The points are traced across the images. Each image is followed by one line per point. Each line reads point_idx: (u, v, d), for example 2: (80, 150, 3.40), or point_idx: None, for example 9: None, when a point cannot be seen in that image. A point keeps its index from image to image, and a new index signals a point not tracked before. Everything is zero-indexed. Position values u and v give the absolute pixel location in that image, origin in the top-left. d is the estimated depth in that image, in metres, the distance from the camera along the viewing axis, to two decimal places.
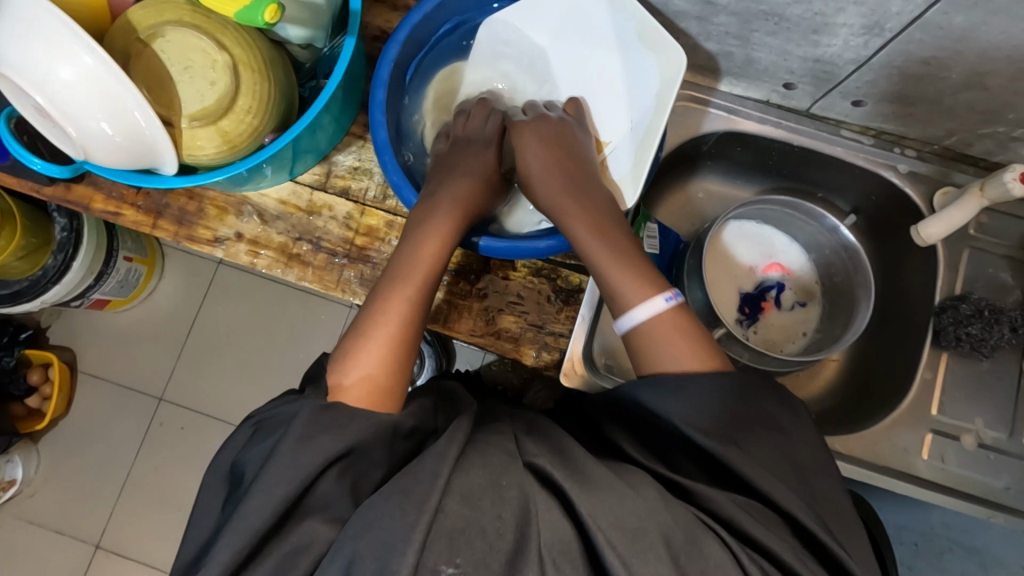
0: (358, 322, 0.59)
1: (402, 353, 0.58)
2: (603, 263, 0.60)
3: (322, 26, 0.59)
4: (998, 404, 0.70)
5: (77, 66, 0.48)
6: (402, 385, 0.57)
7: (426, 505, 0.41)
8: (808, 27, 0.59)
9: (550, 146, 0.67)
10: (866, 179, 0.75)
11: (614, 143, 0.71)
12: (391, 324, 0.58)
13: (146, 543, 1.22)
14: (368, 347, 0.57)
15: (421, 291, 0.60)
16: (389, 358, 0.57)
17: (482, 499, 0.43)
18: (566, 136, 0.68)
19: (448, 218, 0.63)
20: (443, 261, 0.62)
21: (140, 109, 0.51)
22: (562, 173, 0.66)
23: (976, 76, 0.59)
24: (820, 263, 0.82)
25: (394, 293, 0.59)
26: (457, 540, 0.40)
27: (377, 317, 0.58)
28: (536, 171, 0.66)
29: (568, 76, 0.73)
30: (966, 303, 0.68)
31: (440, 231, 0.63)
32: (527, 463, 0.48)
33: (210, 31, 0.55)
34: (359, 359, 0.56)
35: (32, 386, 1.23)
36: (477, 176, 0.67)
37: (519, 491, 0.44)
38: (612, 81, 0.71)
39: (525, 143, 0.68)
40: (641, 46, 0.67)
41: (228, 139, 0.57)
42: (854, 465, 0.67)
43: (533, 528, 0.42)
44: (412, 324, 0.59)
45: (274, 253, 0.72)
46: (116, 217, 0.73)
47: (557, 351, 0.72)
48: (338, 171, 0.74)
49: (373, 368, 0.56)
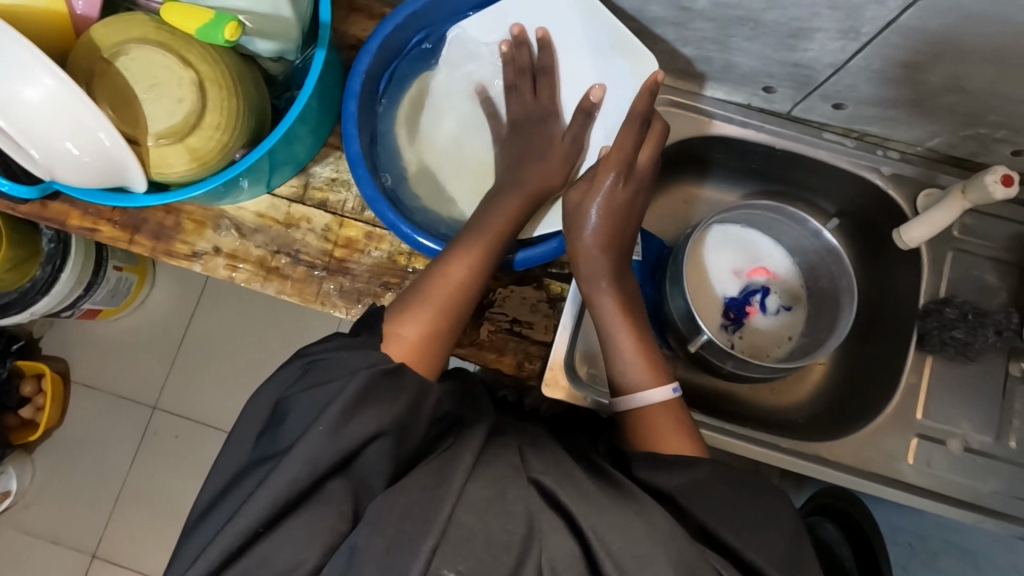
0: (421, 277, 0.61)
1: (452, 314, 0.59)
2: (622, 347, 0.61)
3: (292, 38, 0.58)
4: (984, 407, 0.69)
5: (38, 89, 0.48)
6: (446, 349, 0.58)
7: (437, 516, 0.42)
8: (784, 32, 0.58)
9: (613, 219, 0.64)
10: (850, 181, 0.75)
11: (587, 151, 0.71)
12: (451, 286, 0.59)
13: (141, 553, 1.22)
14: (426, 303, 0.58)
15: (484, 264, 0.61)
16: (446, 317, 0.58)
17: (489, 513, 0.43)
18: (631, 205, 0.65)
19: (519, 198, 0.65)
20: (512, 235, 0.64)
21: (105, 130, 0.51)
22: (618, 242, 0.64)
23: (956, 79, 0.58)
24: (804, 266, 0.81)
25: (461, 260, 0.60)
26: (463, 545, 0.41)
27: (440, 274, 0.60)
28: (598, 237, 0.63)
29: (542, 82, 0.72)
30: (950, 307, 0.68)
31: (511, 207, 0.64)
32: (532, 480, 0.48)
33: (174, 48, 0.54)
34: (413, 312, 0.57)
35: (25, 398, 1.22)
36: (555, 159, 0.68)
37: (524, 506, 0.44)
38: (580, 89, 0.71)
39: (591, 201, 0.64)
40: (614, 53, 0.67)
41: (196, 156, 0.56)
42: (837, 472, 0.67)
43: (536, 544, 0.42)
44: (473, 289, 0.60)
45: (252, 267, 0.71)
46: (92, 233, 0.73)
47: (540, 360, 0.71)
48: (315, 183, 0.73)
49: (423, 324, 0.57)
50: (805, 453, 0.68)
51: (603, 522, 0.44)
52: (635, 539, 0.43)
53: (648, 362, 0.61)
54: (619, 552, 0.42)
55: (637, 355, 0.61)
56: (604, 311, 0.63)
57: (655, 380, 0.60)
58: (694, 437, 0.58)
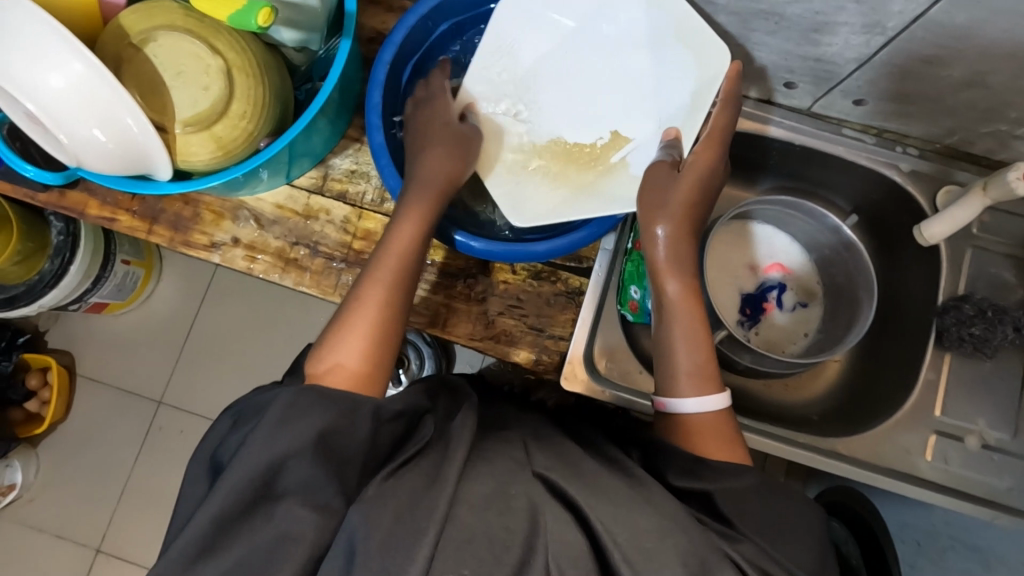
0: (343, 303, 0.58)
1: (386, 335, 0.56)
2: (682, 342, 0.60)
3: (316, 28, 0.59)
4: (1001, 404, 0.69)
5: (68, 74, 0.48)
6: (373, 374, 0.55)
7: (433, 516, 0.42)
8: (807, 26, 0.58)
9: (694, 201, 0.63)
10: (867, 178, 0.75)
11: (636, 141, 0.68)
12: (375, 309, 0.56)
13: (147, 547, 1.22)
14: (350, 329, 0.55)
15: (404, 281, 0.58)
16: (361, 341, 0.55)
17: (489, 510, 0.43)
18: (707, 188, 0.64)
19: (426, 202, 0.60)
20: (423, 243, 0.60)
21: (133, 116, 0.51)
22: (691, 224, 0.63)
23: (978, 74, 0.58)
24: (821, 262, 0.81)
25: (380, 280, 0.57)
26: (464, 550, 0.40)
27: (359, 300, 0.56)
28: (677, 212, 0.62)
29: (594, 64, 0.69)
30: (968, 304, 0.68)
31: (415, 212, 0.60)
32: (539, 475, 0.47)
33: (202, 35, 0.54)
34: (342, 340, 0.55)
35: (31, 391, 1.22)
36: (450, 145, 0.64)
37: (527, 502, 0.44)
38: (632, 77, 0.69)
39: (687, 175, 0.63)
40: (675, 42, 0.66)
41: (221, 144, 0.56)
42: (855, 468, 0.67)
43: (541, 540, 0.42)
44: (387, 305, 0.57)
45: (271, 258, 0.71)
46: (110, 223, 0.72)
47: (558, 354, 0.71)
48: (334, 175, 0.73)
49: (354, 350, 0.54)
50: (822, 449, 0.68)
51: (607, 514, 0.44)
52: (652, 532, 0.43)
53: (705, 359, 0.60)
54: (643, 547, 0.42)
55: (697, 349, 0.60)
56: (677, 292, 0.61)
57: (715, 389, 0.58)
58: (740, 445, 0.58)
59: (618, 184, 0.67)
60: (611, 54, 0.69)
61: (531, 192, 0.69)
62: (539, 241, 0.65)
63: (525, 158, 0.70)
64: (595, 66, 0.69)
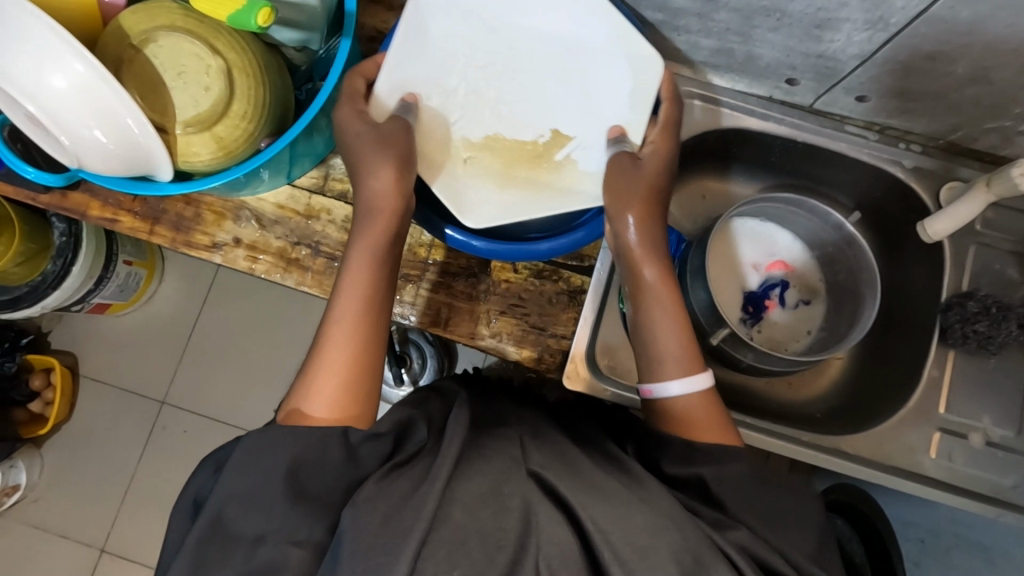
0: (313, 349, 0.55)
1: (369, 369, 0.54)
2: (665, 333, 0.60)
3: (315, 27, 0.59)
4: (1005, 401, 0.69)
5: (69, 74, 0.48)
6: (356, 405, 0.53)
7: (422, 513, 0.42)
8: (810, 22, 0.58)
9: (658, 186, 0.63)
10: (870, 175, 0.75)
11: (579, 139, 0.67)
12: (352, 348, 0.54)
13: (151, 547, 1.22)
14: (325, 374, 0.53)
15: (376, 311, 0.57)
16: (340, 375, 0.53)
17: (484, 508, 0.43)
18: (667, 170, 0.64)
19: (381, 227, 0.58)
20: (383, 268, 0.58)
21: (133, 117, 0.50)
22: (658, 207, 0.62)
23: (982, 70, 0.58)
24: (825, 259, 0.81)
25: (350, 315, 0.55)
26: (455, 552, 0.40)
27: (330, 340, 0.54)
28: (641, 199, 0.61)
29: (516, 57, 0.66)
30: (972, 300, 0.67)
31: (371, 240, 0.58)
32: (535, 475, 0.47)
33: (203, 36, 0.54)
34: (318, 387, 0.52)
35: (34, 392, 1.22)
36: (392, 159, 0.59)
37: (521, 502, 0.44)
38: (565, 77, 0.67)
39: (647, 162, 0.63)
40: (614, 49, 0.65)
41: (223, 145, 0.56)
42: (859, 467, 0.67)
43: (533, 541, 0.42)
44: (364, 339, 0.55)
45: (272, 258, 0.71)
46: (112, 223, 0.72)
47: (560, 353, 0.71)
48: (335, 174, 0.73)
49: (336, 393, 0.52)
50: (825, 447, 0.68)
51: (600, 512, 0.44)
52: (654, 531, 0.43)
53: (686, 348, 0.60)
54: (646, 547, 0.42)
55: (678, 338, 0.60)
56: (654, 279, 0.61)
57: (695, 368, 0.59)
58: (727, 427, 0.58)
59: (566, 183, 0.66)
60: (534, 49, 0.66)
61: (479, 193, 0.65)
62: (541, 240, 0.65)
63: (467, 160, 0.66)
64: (529, 64, 0.67)
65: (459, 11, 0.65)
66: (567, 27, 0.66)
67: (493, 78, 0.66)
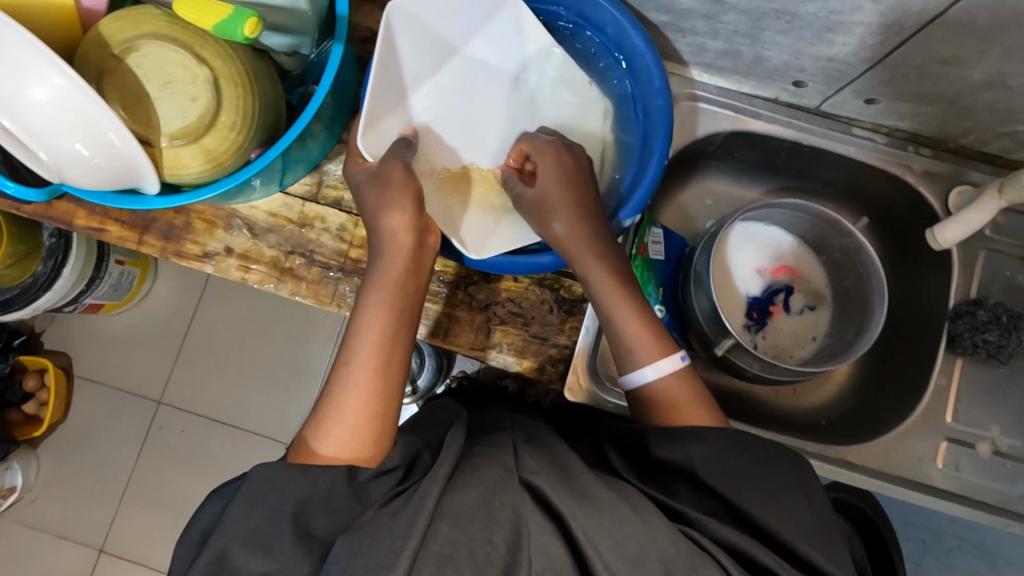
0: (325, 391, 0.54)
1: (382, 412, 0.53)
2: (616, 307, 0.57)
3: (307, 31, 0.57)
4: (1013, 410, 0.68)
5: (46, 87, 0.45)
6: (379, 439, 0.52)
7: (413, 530, 0.40)
8: (822, 25, 0.56)
9: (567, 183, 0.61)
10: (878, 179, 0.73)
11: None
12: (366, 391, 0.53)
13: (149, 548, 1.21)
14: (337, 417, 0.52)
15: (391, 354, 0.55)
16: (361, 412, 0.52)
17: (473, 520, 0.41)
18: (576, 166, 0.62)
19: (400, 263, 0.57)
20: (407, 307, 0.57)
21: (116, 130, 0.48)
22: (574, 201, 0.60)
23: (999, 75, 0.56)
24: (830, 264, 0.79)
25: (366, 358, 0.54)
26: (445, 566, 0.38)
27: (346, 383, 0.53)
28: (558, 201, 0.60)
29: (486, 110, 0.69)
30: (982, 309, 0.66)
31: (389, 280, 0.57)
32: (525, 483, 0.46)
33: (189, 44, 0.52)
34: (330, 431, 0.51)
35: (28, 393, 1.21)
36: (409, 199, 0.58)
37: (512, 513, 0.42)
38: (515, 107, 0.69)
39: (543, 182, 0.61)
40: (560, 86, 0.69)
41: (212, 157, 0.54)
42: (866, 477, 0.66)
43: (524, 553, 0.40)
44: (384, 372, 0.54)
45: (265, 268, 0.70)
46: (100, 233, 0.70)
47: (562, 363, 0.70)
48: (329, 181, 0.71)
49: (348, 436, 0.51)
50: (833, 459, 0.67)
51: (589, 523, 0.42)
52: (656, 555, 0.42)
53: (637, 313, 0.58)
54: None
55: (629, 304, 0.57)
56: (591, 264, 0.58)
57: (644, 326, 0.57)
58: None
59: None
60: (506, 98, 0.69)
61: (471, 223, 0.65)
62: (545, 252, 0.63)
63: (451, 191, 0.66)
64: (484, 97, 0.69)
65: (425, 29, 0.65)
66: (534, 75, 0.69)
67: (456, 107, 0.69)
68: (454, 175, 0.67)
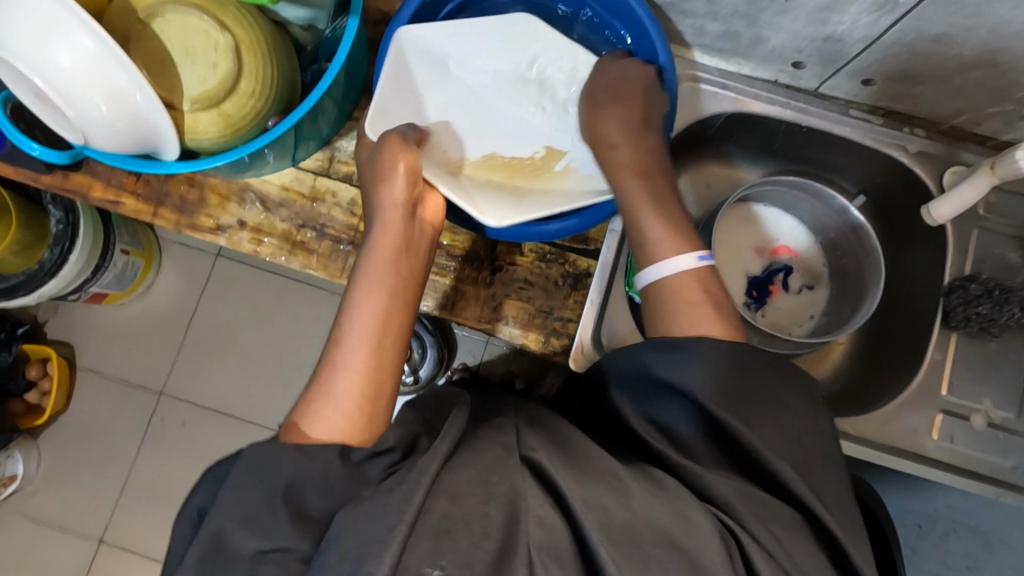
0: (320, 372, 0.55)
1: (374, 396, 0.54)
2: (640, 204, 0.61)
3: (323, 6, 0.60)
4: (1006, 384, 0.70)
5: (76, 48, 0.47)
6: (370, 422, 0.54)
7: (410, 501, 0.40)
8: (817, 4, 0.58)
9: (616, 93, 0.64)
10: (873, 161, 0.75)
11: (568, 150, 0.70)
12: (360, 375, 0.54)
13: (151, 537, 1.22)
14: (330, 399, 0.53)
15: (384, 336, 0.56)
16: (353, 397, 0.53)
17: (471, 495, 0.41)
18: (626, 74, 0.64)
19: (396, 242, 0.59)
20: (402, 287, 0.59)
21: (142, 91, 0.50)
22: (621, 112, 0.63)
23: (988, 53, 0.58)
24: (827, 245, 0.81)
25: (358, 339, 0.55)
26: (442, 540, 0.39)
27: (339, 365, 0.54)
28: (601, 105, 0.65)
29: (514, 110, 0.71)
30: (975, 283, 0.68)
31: (384, 260, 0.59)
32: (522, 458, 0.45)
33: (211, 11, 0.53)
34: (323, 411, 0.53)
35: (31, 382, 1.21)
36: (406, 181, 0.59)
37: (508, 488, 0.42)
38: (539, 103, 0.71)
39: (592, 90, 0.66)
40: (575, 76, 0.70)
41: (230, 122, 0.56)
42: (865, 448, 0.68)
43: (522, 526, 0.40)
44: (377, 359, 0.55)
45: (277, 241, 0.71)
46: (115, 206, 0.72)
47: (566, 336, 0.71)
48: (340, 157, 0.73)
49: (340, 418, 0.53)
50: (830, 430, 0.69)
51: (590, 493, 0.43)
52: (657, 509, 0.43)
53: (671, 241, 0.59)
54: (652, 522, 0.42)
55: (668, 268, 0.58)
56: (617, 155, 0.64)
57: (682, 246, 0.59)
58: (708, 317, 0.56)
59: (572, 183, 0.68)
60: (528, 94, 0.71)
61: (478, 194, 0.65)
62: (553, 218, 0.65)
63: (469, 174, 0.68)
64: (505, 97, 0.71)
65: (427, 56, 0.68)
66: (551, 68, 0.70)
67: (478, 115, 0.70)
68: (482, 164, 0.69)
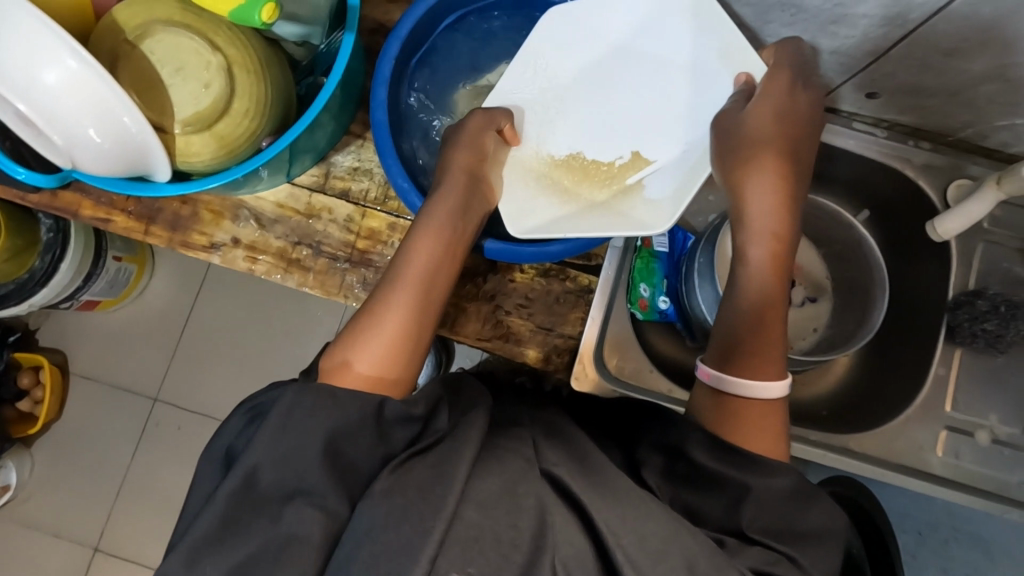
0: (366, 304, 0.54)
1: (412, 341, 0.53)
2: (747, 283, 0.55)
3: (318, 21, 0.57)
4: (1011, 399, 0.70)
5: (60, 70, 0.45)
6: (406, 368, 0.52)
7: (440, 513, 0.39)
8: (826, 18, 0.57)
9: (777, 139, 0.55)
10: (879, 172, 0.74)
11: (658, 163, 0.62)
12: (404, 314, 0.53)
13: (146, 546, 1.21)
14: (374, 333, 0.52)
15: (433, 281, 0.55)
16: (394, 339, 0.52)
17: (496, 509, 0.40)
18: (796, 123, 0.56)
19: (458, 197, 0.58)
20: (458, 244, 0.57)
21: (130, 115, 0.48)
22: (776, 164, 0.55)
23: (999, 68, 0.57)
24: (832, 259, 0.80)
25: (409, 279, 0.54)
26: (470, 550, 0.38)
27: (388, 301, 0.53)
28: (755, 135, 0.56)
29: (621, 104, 0.64)
30: (981, 299, 0.67)
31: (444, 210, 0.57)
32: (544, 472, 0.45)
33: (201, 30, 0.53)
34: (367, 344, 0.51)
35: (22, 390, 1.20)
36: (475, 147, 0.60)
37: (535, 503, 0.41)
38: (656, 99, 0.63)
39: (755, 118, 0.56)
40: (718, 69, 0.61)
41: (224, 143, 0.54)
42: (872, 466, 0.66)
43: (546, 554, 0.39)
44: (424, 306, 0.54)
45: (272, 259, 0.70)
46: (105, 224, 0.70)
47: (567, 353, 0.70)
48: (336, 172, 0.71)
49: (379, 354, 0.51)
50: (836, 446, 0.68)
51: (613, 516, 0.41)
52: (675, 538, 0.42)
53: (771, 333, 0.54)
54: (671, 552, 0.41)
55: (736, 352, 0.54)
56: (756, 205, 0.55)
57: (777, 375, 0.53)
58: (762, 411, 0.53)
59: (634, 207, 0.60)
60: (644, 88, 0.64)
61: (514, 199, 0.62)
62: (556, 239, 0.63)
63: (537, 171, 0.64)
64: (617, 91, 0.64)
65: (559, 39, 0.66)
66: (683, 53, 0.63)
67: (571, 110, 0.65)
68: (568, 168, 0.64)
